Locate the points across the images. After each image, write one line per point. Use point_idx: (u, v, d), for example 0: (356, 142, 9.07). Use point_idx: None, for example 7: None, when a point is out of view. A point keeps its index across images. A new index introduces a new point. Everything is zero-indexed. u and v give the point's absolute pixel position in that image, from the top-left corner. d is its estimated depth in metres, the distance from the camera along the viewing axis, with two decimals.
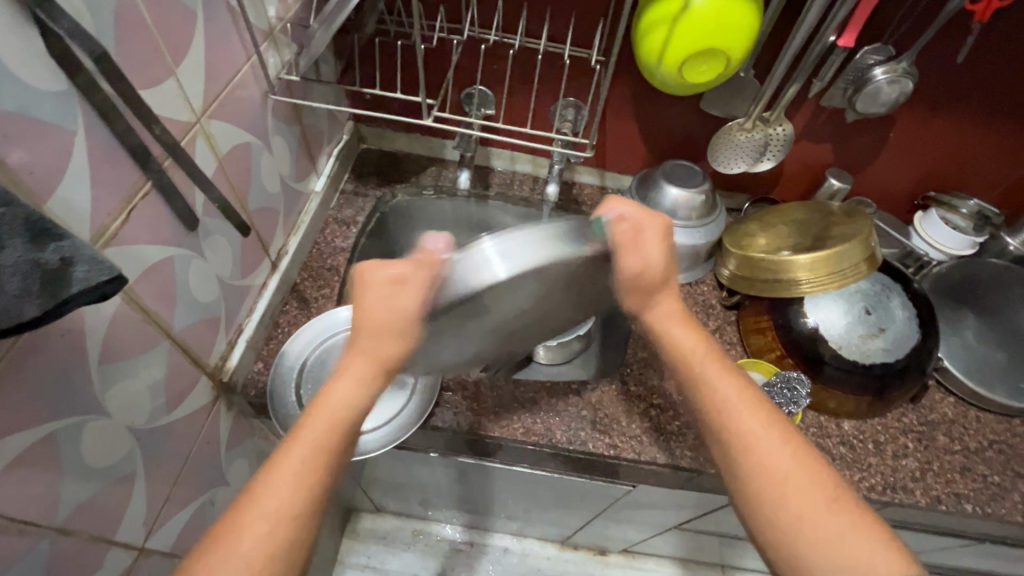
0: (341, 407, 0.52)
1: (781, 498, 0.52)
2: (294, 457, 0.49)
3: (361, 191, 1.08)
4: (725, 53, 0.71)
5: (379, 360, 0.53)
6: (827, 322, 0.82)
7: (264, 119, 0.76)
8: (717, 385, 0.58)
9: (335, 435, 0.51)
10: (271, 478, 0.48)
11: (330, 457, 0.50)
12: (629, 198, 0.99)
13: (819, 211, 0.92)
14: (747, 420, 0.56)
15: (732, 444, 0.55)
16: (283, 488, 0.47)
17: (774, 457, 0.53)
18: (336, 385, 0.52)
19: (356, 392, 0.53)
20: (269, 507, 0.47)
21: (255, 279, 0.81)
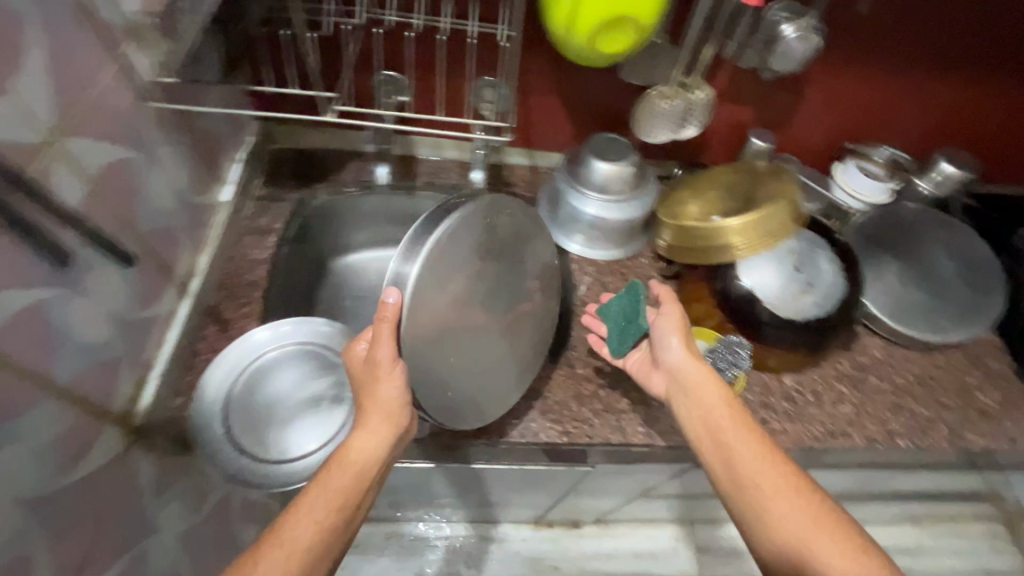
0: (360, 457, 0.59)
1: (765, 495, 0.58)
2: (315, 503, 0.56)
3: (276, 195, 0.99)
4: (635, 19, 0.68)
5: (390, 426, 0.61)
6: (761, 284, 0.83)
7: (143, 130, 0.68)
8: (730, 438, 0.63)
9: (350, 486, 0.58)
10: (296, 522, 0.54)
11: (346, 501, 0.57)
12: (558, 178, 0.96)
13: (746, 172, 0.93)
14: (753, 469, 0.60)
15: (745, 495, 0.59)
16: (305, 527, 0.54)
17: (788, 508, 0.56)
18: (355, 439, 0.60)
19: (377, 448, 0.60)
20: (291, 545, 0.53)
21: (161, 308, 0.74)
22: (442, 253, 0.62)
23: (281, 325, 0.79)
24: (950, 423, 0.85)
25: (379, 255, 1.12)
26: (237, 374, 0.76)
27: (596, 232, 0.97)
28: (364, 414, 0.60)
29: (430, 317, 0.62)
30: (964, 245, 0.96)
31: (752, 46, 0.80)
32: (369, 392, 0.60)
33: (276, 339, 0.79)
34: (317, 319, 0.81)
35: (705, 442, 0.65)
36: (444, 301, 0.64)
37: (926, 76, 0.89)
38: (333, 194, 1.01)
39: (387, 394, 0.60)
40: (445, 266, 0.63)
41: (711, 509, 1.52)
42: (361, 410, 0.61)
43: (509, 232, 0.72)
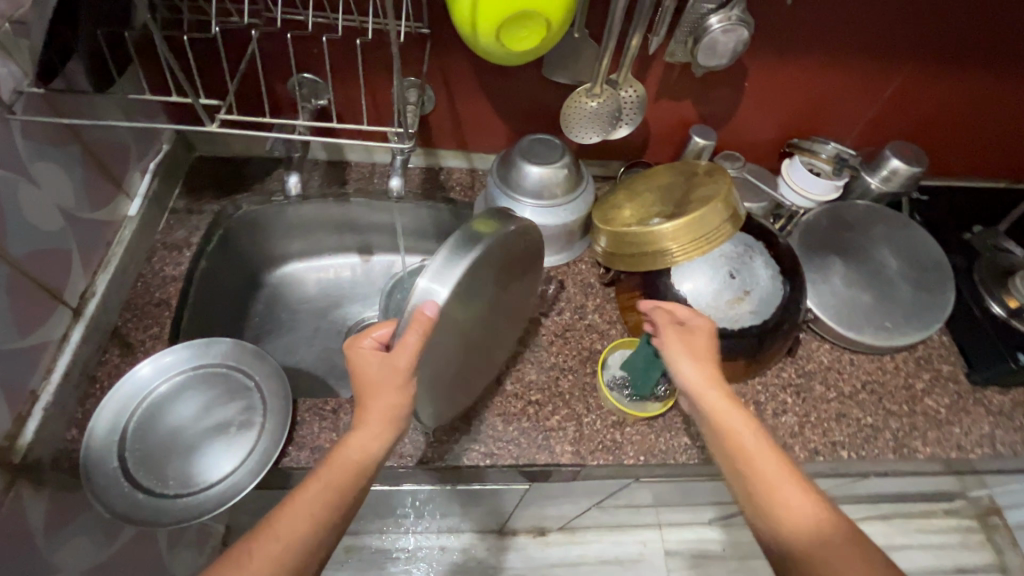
0: (360, 454, 0.58)
1: (769, 491, 0.56)
2: (312, 499, 0.55)
3: (195, 207, 0.94)
4: (544, 15, 0.63)
5: (390, 426, 0.59)
6: (695, 293, 0.78)
7: (11, 144, 0.62)
8: (747, 444, 0.60)
9: (349, 484, 0.57)
10: (288, 516, 0.53)
11: (343, 499, 0.56)
12: (493, 186, 0.91)
13: (684, 174, 0.88)
14: (768, 474, 0.57)
15: (757, 502, 0.56)
16: (299, 519, 0.53)
17: (798, 515, 0.54)
18: (356, 437, 0.58)
19: (378, 448, 0.59)
20: (286, 539, 0.52)
21: (47, 334, 0.69)
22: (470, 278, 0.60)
23: (164, 356, 0.74)
24: (896, 431, 0.81)
25: (316, 266, 1.10)
26: (133, 406, 0.72)
27: None
28: (360, 413, 0.59)
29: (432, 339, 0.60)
30: (911, 242, 0.92)
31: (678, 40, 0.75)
32: (367, 395, 0.59)
33: (168, 368, 0.74)
34: (215, 341, 0.77)
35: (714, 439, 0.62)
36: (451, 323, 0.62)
37: (867, 68, 0.85)
38: (261, 204, 0.97)
39: (394, 390, 0.58)
40: (465, 290, 0.61)
41: (677, 515, 1.48)
42: (361, 409, 0.59)
43: (525, 253, 0.71)
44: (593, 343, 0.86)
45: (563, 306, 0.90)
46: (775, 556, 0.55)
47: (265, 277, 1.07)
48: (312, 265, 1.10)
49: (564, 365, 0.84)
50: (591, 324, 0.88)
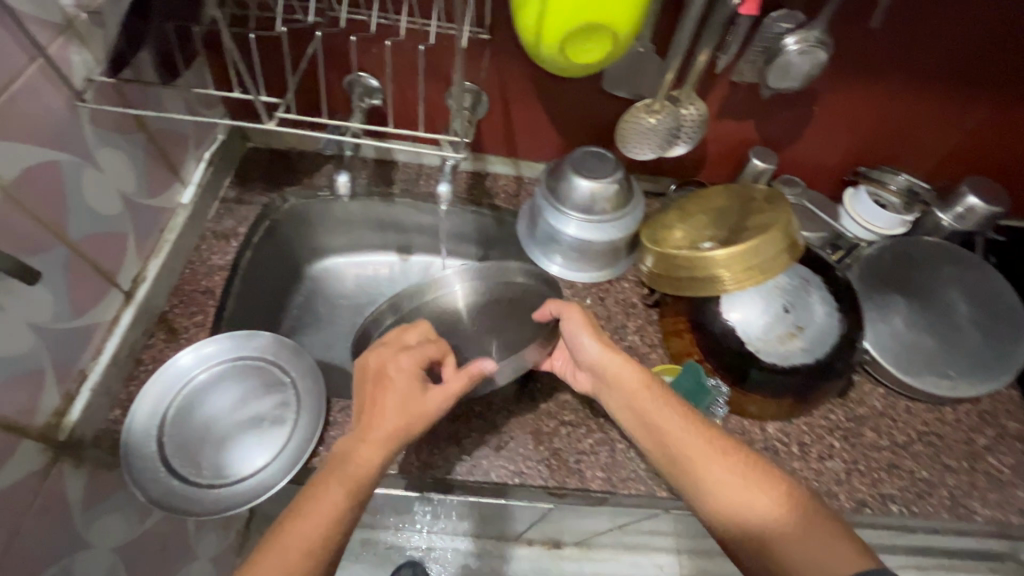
0: (365, 459, 0.58)
1: (685, 455, 0.62)
2: (328, 501, 0.55)
3: (245, 198, 0.95)
4: (611, 28, 0.61)
5: (398, 439, 0.61)
6: (744, 325, 0.75)
7: (80, 130, 0.64)
8: (651, 409, 0.66)
9: (357, 487, 0.57)
10: (310, 517, 0.54)
11: (354, 499, 0.56)
12: (541, 202, 0.90)
13: (740, 197, 0.84)
14: (676, 434, 0.63)
15: (676, 463, 0.63)
16: (318, 516, 0.54)
17: (714, 471, 0.60)
18: (356, 442, 0.59)
19: (379, 455, 0.59)
20: (310, 538, 0.53)
21: (101, 315, 0.71)
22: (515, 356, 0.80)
23: (204, 346, 0.76)
24: (953, 489, 0.76)
25: (358, 260, 1.10)
26: (172, 394, 0.73)
27: (576, 252, 0.90)
28: (368, 418, 0.61)
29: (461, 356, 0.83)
30: (982, 287, 0.86)
31: (746, 60, 0.72)
32: (381, 405, 0.62)
33: (208, 360, 0.75)
34: (255, 334, 0.78)
35: (626, 414, 0.69)
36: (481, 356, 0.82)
37: (950, 97, 0.80)
38: (308, 198, 0.98)
39: (422, 408, 0.62)
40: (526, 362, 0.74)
41: (700, 543, 1.43)
42: (371, 414, 0.61)
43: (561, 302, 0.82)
44: None
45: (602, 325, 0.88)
46: (721, 532, 0.59)
47: (305, 268, 1.08)
48: (350, 260, 1.10)
49: None
50: (630, 346, 0.86)
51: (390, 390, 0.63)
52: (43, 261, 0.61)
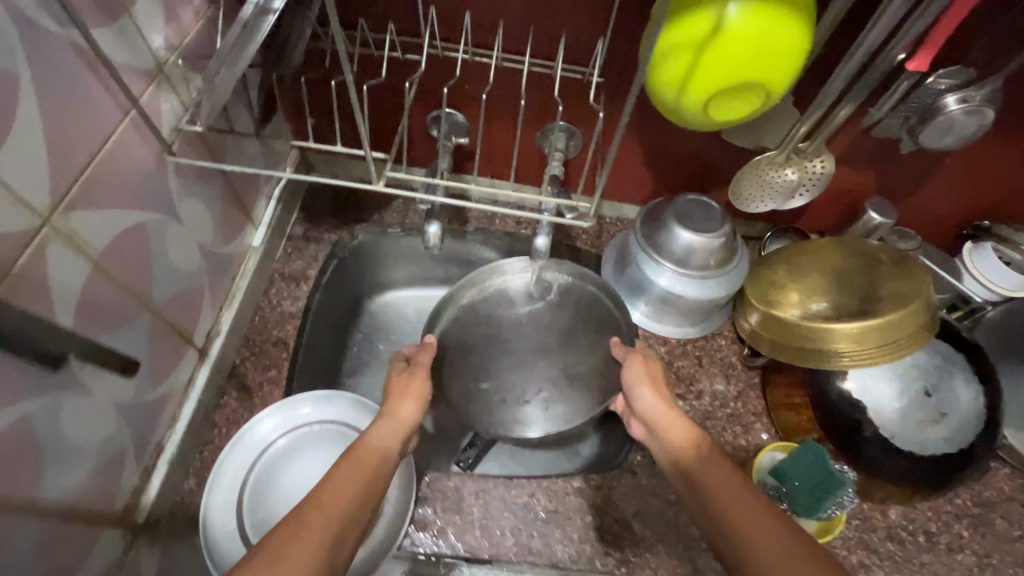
0: (381, 446, 0.59)
1: (727, 520, 0.51)
2: (345, 474, 0.53)
3: (314, 235, 0.89)
4: (762, 87, 0.54)
5: (406, 427, 0.62)
6: (877, 405, 0.71)
7: (166, 185, 0.58)
8: (698, 469, 0.57)
9: (373, 474, 0.55)
10: (331, 488, 0.51)
11: (372, 487, 0.54)
12: (642, 259, 0.81)
13: (859, 257, 0.78)
14: (720, 492, 0.53)
15: (725, 536, 0.50)
16: (341, 491, 0.52)
17: (759, 533, 0.48)
18: (374, 430, 0.60)
19: (392, 442, 0.60)
20: (328, 509, 0.49)
21: (177, 380, 0.65)
22: (575, 386, 0.76)
23: (286, 407, 0.70)
24: None
25: (422, 296, 0.97)
26: (255, 454, 0.67)
27: (672, 306, 0.83)
28: (393, 405, 0.63)
29: (517, 379, 0.78)
30: None
31: (891, 114, 0.64)
32: (396, 396, 0.65)
33: (292, 420, 0.70)
34: (336, 396, 0.72)
35: (673, 473, 0.60)
36: (538, 376, 0.78)
37: None
38: (376, 236, 0.89)
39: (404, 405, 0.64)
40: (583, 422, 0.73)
41: None
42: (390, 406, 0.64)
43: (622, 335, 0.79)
44: (736, 437, 0.77)
45: (702, 388, 0.81)
46: None
47: (366, 303, 0.95)
48: (416, 294, 0.97)
49: None
50: (733, 413, 0.79)
51: (406, 379, 0.67)
52: (126, 333, 0.55)
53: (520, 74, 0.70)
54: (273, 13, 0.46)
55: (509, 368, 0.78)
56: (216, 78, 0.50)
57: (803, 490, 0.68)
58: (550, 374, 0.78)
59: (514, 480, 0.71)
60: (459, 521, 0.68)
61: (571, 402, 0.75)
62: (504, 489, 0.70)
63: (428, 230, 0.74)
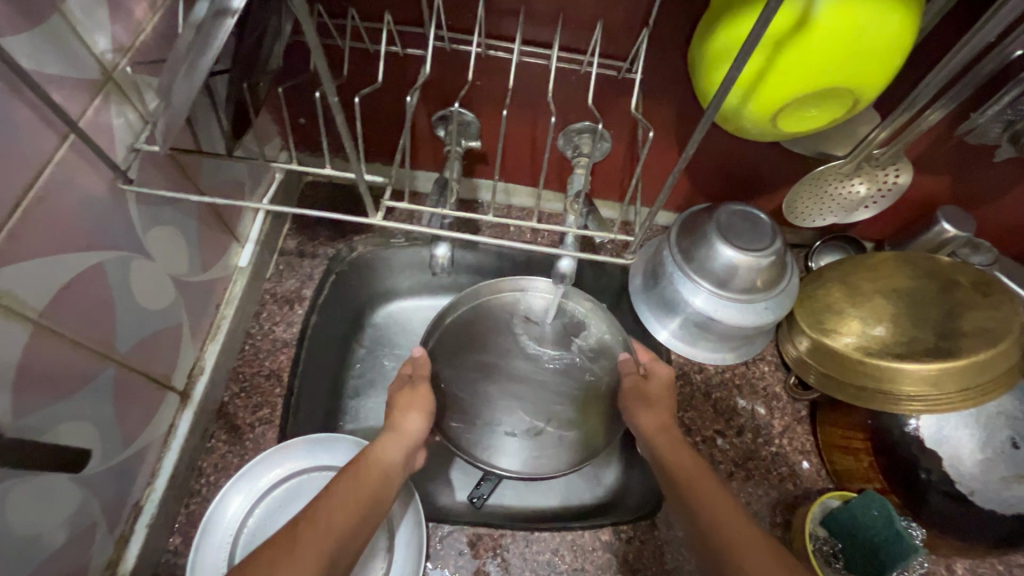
0: (384, 463, 0.54)
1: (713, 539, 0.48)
2: (342, 493, 0.49)
3: (308, 249, 0.79)
4: (847, 95, 0.45)
5: (411, 440, 0.58)
6: (954, 456, 0.64)
7: (127, 219, 0.49)
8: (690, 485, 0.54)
9: (371, 492, 0.51)
10: (324, 507, 0.47)
11: (369, 510, 0.49)
12: (677, 279, 0.68)
13: (932, 278, 0.68)
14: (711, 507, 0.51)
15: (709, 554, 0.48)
16: (346, 497, 0.49)
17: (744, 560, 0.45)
18: (378, 446, 0.55)
19: (396, 457, 0.55)
20: (319, 531, 0.45)
21: (154, 430, 0.57)
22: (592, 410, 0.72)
23: (281, 455, 0.62)
24: None
25: (429, 307, 0.84)
26: (246, 510, 0.60)
27: (708, 331, 0.71)
28: (396, 418, 0.59)
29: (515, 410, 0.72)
30: None
31: (993, 117, 0.55)
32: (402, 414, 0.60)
33: (287, 468, 0.62)
34: (336, 441, 0.63)
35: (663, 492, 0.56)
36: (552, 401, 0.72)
37: None
38: (378, 246, 0.77)
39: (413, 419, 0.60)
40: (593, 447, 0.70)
41: None
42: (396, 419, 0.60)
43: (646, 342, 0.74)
44: (783, 480, 0.69)
45: (743, 424, 0.72)
46: None
47: (369, 317, 0.82)
48: (423, 303, 0.84)
49: (750, 510, 0.67)
50: (778, 453, 0.71)
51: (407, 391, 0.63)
52: (86, 395, 0.47)
53: (542, 69, 0.59)
54: (232, 15, 0.36)
55: (510, 400, 0.73)
56: (170, 91, 0.40)
57: (861, 547, 0.60)
58: (557, 404, 0.73)
59: (534, 534, 0.64)
60: None
61: (588, 435, 0.71)
62: (523, 543, 0.63)
63: (436, 252, 0.62)
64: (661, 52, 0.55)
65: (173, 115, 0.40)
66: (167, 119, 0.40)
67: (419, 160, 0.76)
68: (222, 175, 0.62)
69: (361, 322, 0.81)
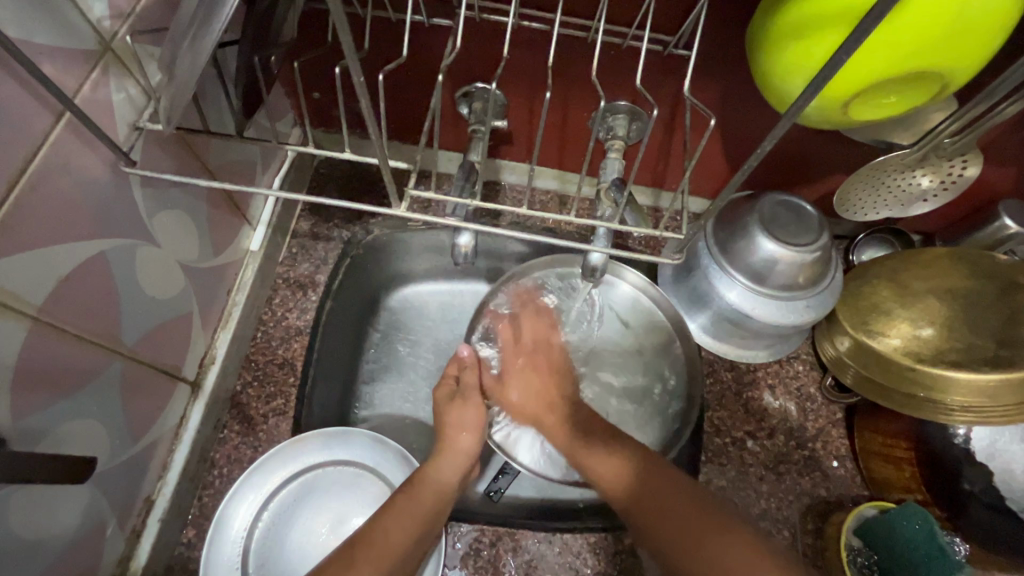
0: (439, 481, 0.56)
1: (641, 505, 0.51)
2: (399, 509, 0.52)
3: (321, 232, 0.75)
4: (937, 79, 0.39)
5: (466, 459, 0.59)
6: (1008, 473, 0.63)
7: (130, 203, 0.46)
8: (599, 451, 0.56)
9: (431, 511, 0.54)
10: (391, 522, 0.51)
11: (428, 527, 0.53)
12: (713, 273, 0.63)
13: (992, 280, 0.63)
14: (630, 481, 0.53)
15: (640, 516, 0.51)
16: (403, 517, 0.52)
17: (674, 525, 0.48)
18: (431, 465, 0.57)
19: (451, 477, 0.57)
20: (383, 544, 0.49)
21: (163, 423, 0.55)
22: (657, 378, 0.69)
23: (296, 448, 0.60)
24: None
25: (445, 292, 0.79)
26: (261, 504, 0.58)
27: (740, 328, 0.66)
28: (449, 435, 0.59)
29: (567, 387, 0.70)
30: None
31: None
32: (453, 427, 0.60)
33: (301, 464, 0.60)
34: (352, 435, 0.61)
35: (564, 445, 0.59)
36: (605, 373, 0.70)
37: None
38: (395, 229, 0.73)
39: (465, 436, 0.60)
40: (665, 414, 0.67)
41: None
42: (444, 434, 0.60)
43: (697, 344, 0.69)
44: (814, 486, 0.66)
45: (774, 425, 0.69)
46: None
47: (385, 300, 0.78)
48: (442, 288, 0.79)
49: (780, 516, 0.64)
50: (810, 458, 0.68)
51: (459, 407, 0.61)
52: (92, 391, 0.45)
53: (581, 42, 0.54)
54: None
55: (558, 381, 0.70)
56: (173, 67, 0.36)
57: (897, 547, 0.57)
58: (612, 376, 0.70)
59: (556, 535, 0.62)
60: None
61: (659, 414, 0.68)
62: (544, 544, 0.61)
63: (458, 241, 0.57)
64: (715, 25, 0.50)
65: (177, 93, 0.36)
66: (169, 95, 0.37)
67: (440, 138, 0.71)
68: (233, 155, 0.58)
69: (376, 306, 0.77)
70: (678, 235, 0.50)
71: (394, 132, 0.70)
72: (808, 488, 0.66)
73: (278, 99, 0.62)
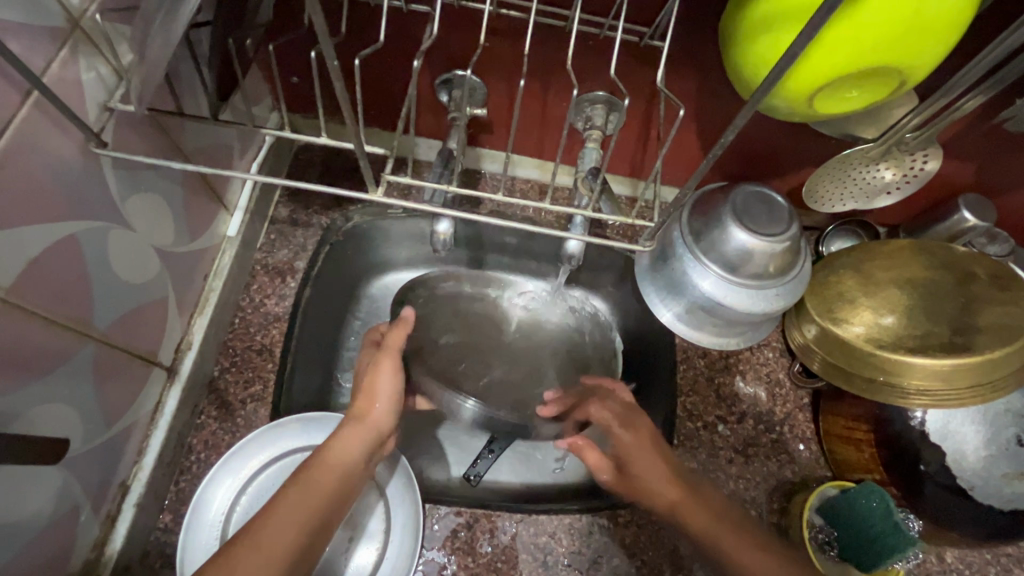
0: (340, 462, 0.52)
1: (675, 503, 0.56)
2: (292, 501, 0.48)
3: (301, 218, 0.74)
4: (895, 75, 0.41)
5: (375, 431, 0.56)
6: (959, 454, 0.67)
7: (100, 187, 0.45)
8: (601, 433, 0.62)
9: (327, 497, 0.50)
10: (282, 512, 0.47)
11: (327, 509, 0.50)
12: (688, 263, 0.64)
13: (952, 272, 0.66)
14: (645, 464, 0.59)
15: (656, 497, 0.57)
16: (287, 518, 0.47)
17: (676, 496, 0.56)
18: (332, 444, 0.53)
19: (356, 452, 0.54)
20: (268, 540, 0.45)
21: (138, 407, 0.55)
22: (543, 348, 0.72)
23: (275, 432, 0.60)
24: None
25: None
26: (239, 488, 0.58)
27: (716, 317, 0.67)
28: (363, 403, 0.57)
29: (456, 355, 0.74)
30: None
31: None
32: None
33: (276, 450, 0.60)
34: (331, 419, 0.61)
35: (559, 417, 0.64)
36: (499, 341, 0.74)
37: None
38: (376, 216, 0.73)
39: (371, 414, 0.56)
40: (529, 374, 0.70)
41: None
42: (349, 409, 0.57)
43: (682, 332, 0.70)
44: (781, 468, 0.69)
45: (744, 411, 0.71)
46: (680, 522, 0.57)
47: (365, 287, 0.78)
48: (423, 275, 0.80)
49: (748, 497, 0.67)
50: (777, 443, 0.70)
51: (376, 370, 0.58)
52: (63, 375, 0.45)
53: (559, 31, 0.54)
54: None
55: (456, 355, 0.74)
56: (145, 46, 0.36)
57: (851, 522, 0.61)
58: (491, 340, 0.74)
59: (532, 517, 0.63)
60: (470, 563, 0.61)
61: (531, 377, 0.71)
62: (521, 524, 0.63)
63: (437, 229, 0.58)
64: (690, 17, 0.51)
65: (147, 72, 0.36)
66: (140, 73, 0.36)
67: (421, 125, 0.71)
68: (209, 138, 0.57)
69: (356, 291, 0.77)
70: (649, 223, 0.51)
71: (375, 118, 0.70)
72: (776, 473, 0.68)
73: (254, 84, 0.61)
